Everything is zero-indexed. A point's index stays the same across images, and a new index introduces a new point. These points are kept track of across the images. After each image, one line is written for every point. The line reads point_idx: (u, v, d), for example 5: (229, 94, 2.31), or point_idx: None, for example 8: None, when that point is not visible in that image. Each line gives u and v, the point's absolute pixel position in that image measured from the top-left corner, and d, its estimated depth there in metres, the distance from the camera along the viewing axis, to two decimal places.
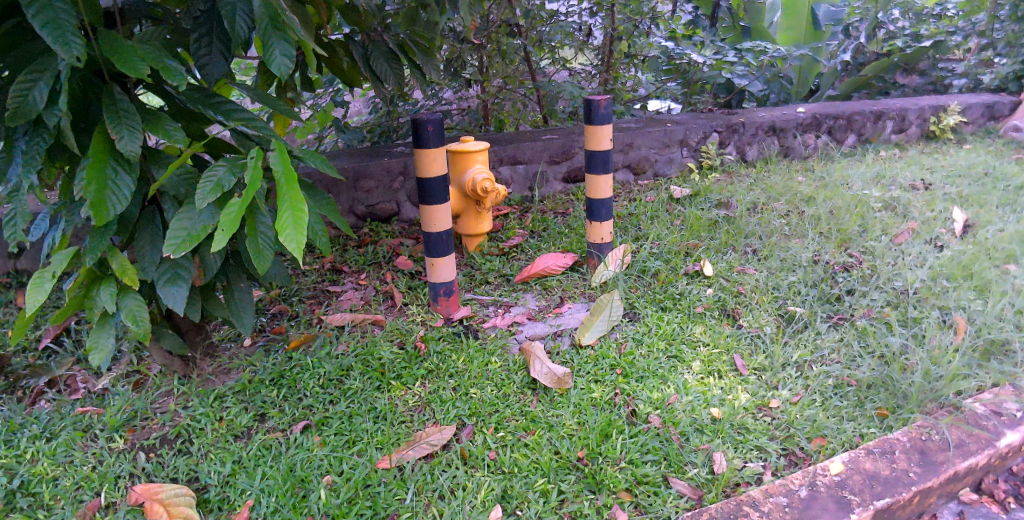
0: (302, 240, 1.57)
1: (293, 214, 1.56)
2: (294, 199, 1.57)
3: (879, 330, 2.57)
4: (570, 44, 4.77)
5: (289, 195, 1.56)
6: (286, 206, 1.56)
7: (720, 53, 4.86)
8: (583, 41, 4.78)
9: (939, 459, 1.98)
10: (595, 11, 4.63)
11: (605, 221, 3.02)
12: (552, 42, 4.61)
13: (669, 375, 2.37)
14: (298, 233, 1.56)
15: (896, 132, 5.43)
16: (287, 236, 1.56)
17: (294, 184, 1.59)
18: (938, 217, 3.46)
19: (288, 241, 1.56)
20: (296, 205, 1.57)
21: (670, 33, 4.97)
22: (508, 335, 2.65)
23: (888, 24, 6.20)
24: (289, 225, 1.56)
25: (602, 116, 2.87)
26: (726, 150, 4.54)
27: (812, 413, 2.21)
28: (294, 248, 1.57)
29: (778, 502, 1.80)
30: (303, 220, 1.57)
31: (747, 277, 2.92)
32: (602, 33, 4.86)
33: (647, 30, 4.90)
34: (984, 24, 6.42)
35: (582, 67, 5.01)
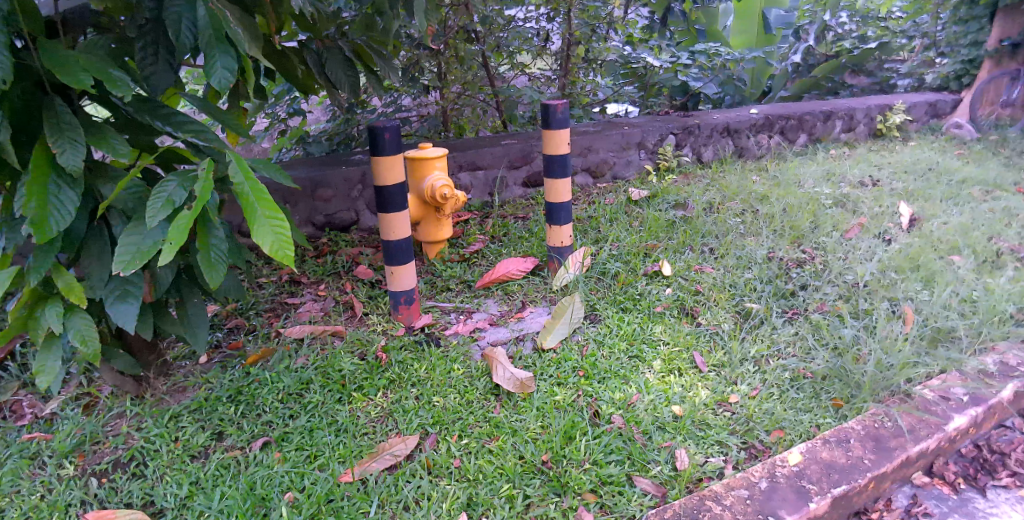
0: (293, 248, 1.55)
1: (273, 225, 1.52)
2: (268, 211, 1.54)
3: (833, 323, 2.64)
4: (530, 50, 4.78)
5: (261, 206, 1.53)
6: (265, 218, 1.53)
7: (675, 57, 5.34)
8: (541, 46, 4.80)
9: (893, 445, 2.03)
10: (553, 17, 4.68)
11: (565, 224, 3.03)
12: (510, 48, 4.58)
13: (630, 375, 2.39)
14: (286, 242, 1.54)
15: (846, 131, 5.59)
16: (275, 248, 1.52)
17: (260, 194, 1.56)
18: (886, 213, 3.58)
19: (278, 251, 1.52)
20: (273, 215, 1.54)
21: (630, 37, 5.16)
22: (470, 342, 2.63)
23: (836, 27, 6.47)
24: (271, 237, 1.52)
25: (559, 121, 2.87)
26: (682, 152, 4.60)
27: (771, 406, 2.25)
28: (286, 257, 1.55)
29: (739, 495, 1.83)
30: (285, 228, 1.54)
31: (704, 276, 2.97)
32: (559, 38, 4.90)
33: (605, 34, 4.98)
34: (927, 25, 6.99)
35: (541, 72, 5.00)
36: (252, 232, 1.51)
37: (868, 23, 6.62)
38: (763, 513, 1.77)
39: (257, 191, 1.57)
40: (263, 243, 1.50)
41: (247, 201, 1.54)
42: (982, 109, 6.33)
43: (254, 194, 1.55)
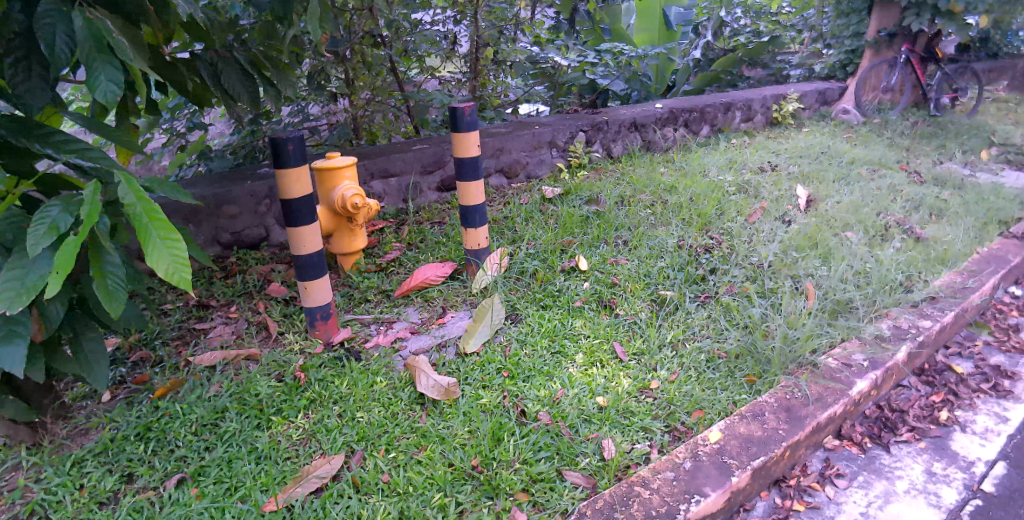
0: (190, 271, 1.47)
1: (168, 248, 1.44)
2: (163, 232, 1.45)
3: (742, 304, 2.75)
4: (437, 53, 4.73)
5: (155, 227, 1.44)
6: (160, 242, 1.43)
7: (583, 56, 5.33)
8: (449, 49, 4.78)
9: (804, 414, 2.16)
10: (460, 19, 4.65)
11: (481, 226, 3.03)
12: (417, 52, 4.55)
13: (553, 371, 2.41)
14: (182, 265, 1.46)
15: (745, 121, 5.87)
16: (170, 273, 1.45)
17: (152, 211, 1.46)
18: (784, 196, 3.79)
19: (173, 276, 1.45)
20: (167, 237, 1.45)
21: (538, 39, 5.19)
22: (392, 353, 2.58)
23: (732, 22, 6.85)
24: (167, 259, 1.44)
25: (468, 123, 2.86)
26: (593, 148, 4.68)
27: (690, 388, 2.32)
28: (183, 281, 1.47)
29: (667, 477, 1.92)
30: (181, 251, 1.46)
31: (619, 268, 3.03)
32: (467, 41, 4.86)
33: (514, 35, 5.00)
34: (814, 19, 7.70)
35: (451, 75, 4.99)
36: (145, 256, 1.42)
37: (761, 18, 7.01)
38: (689, 493, 1.86)
39: (150, 211, 1.46)
40: (157, 268, 1.42)
41: (138, 222, 1.43)
42: (866, 95, 6.87)
43: (147, 215, 1.45)
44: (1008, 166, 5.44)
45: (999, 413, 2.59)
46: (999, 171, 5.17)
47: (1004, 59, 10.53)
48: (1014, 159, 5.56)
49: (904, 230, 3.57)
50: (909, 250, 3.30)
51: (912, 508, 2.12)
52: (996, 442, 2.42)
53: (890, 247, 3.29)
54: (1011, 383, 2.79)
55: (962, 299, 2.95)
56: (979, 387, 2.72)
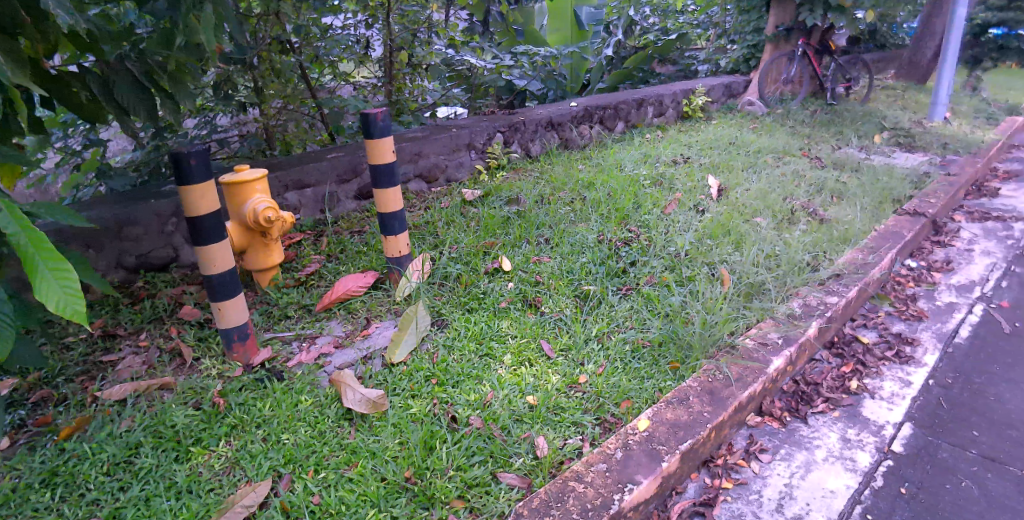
0: (82, 302, 1.38)
1: (57, 278, 1.35)
2: (52, 263, 1.36)
3: (662, 293, 2.83)
4: (350, 58, 4.58)
5: (40, 258, 1.35)
6: (49, 272, 1.35)
7: (498, 59, 5.34)
8: (363, 54, 4.61)
9: (725, 395, 2.25)
10: (372, 23, 4.58)
11: (401, 233, 2.99)
12: (329, 57, 4.37)
13: (482, 374, 2.40)
14: (75, 297, 1.36)
15: (657, 116, 6.05)
16: (61, 306, 1.35)
17: (39, 244, 1.36)
18: (697, 187, 3.93)
19: (66, 309, 1.35)
20: (57, 268, 1.36)
21: (452, 41, 5.14)
22: (317, 369, 2.50)
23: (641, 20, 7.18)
24: (57, 290, 1.35)
25: (381, 129, 2.82)
26: (511, 149, 4.71)
27: (617, 379, 2.37)
28: (76, 313, 1.38)
29: (599, 469, 1.96)
30: (71, 282, 1.37)
31: (542, 266, 3.06)
32: (380, 45, 4.78)
33: (428, 38, 4.94)
34: (718, 16, 8.24)
35: (366, 80, 4.91)
36: (31, 287, 1.33)
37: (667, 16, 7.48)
38: (622, 483, 1.91)
39: (35, 240, 1.35)
40: (47, 301, 1.33)
41: (24, 255, 1.33)
42: (768, 87, 7.23)
43: (31, 244, 1.35)
44: (897, 148, 5.84)
45: (902, 377, 2.77)
46: (890, 153, 5.55)
47: (890, 51, 11.34)
48: (903, 142, 5.99)
49: (808, 213, 3.78)
50: (814, 231, 3.49)
51: (830, 475, 2.23)
52: (900, 405, 2.59)
53: (797, 229, 3.47)
54: (912, 349, 2.99)
55: (863, 274, 3.14)
56: (883, 355, 2.90)
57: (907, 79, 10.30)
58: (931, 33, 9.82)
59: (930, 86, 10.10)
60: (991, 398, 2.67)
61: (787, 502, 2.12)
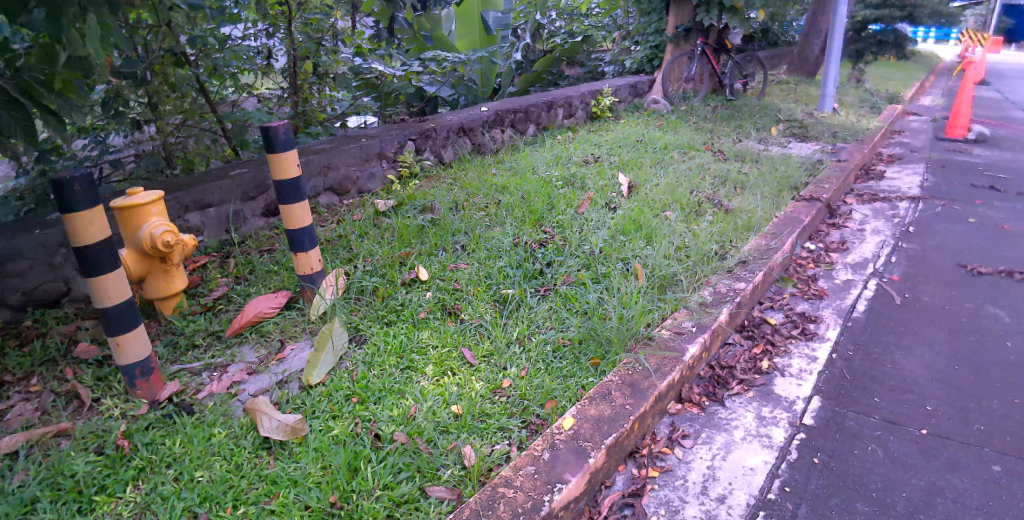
0: None
1: None
2: None
3: (579, 292, 2.89)
4: (252, 69, 4.43)
5: None
6: None
7: (408, 65, 5.14)
8: (265, 65, 4.52)
9: (645, 386, 2.34)
10: (273, 32, 4.44)
11: (312, 249, 2.90)
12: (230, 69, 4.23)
13: (405, 388, 2.37)
14: None
15: (567, 117, 6.17)
16: None
17: None
18: (608, 185, 4.03)
19: None
20: None
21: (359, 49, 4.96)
22: (229, 398, 2.39)
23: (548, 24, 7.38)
24: None
25: (283, 142, 2.72)
26: (423, 157, 4.67)
27: (540, 381, 2.40)
28: None
29: (528, 472, 1.97)
30: None
31: (460, 273, 3.05)
32: (284, 56, 4.63)
33: (333, 46, 4.79)
34: (622, 19, 8.62)
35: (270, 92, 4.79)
36: None
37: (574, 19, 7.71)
38: (551, 483, 1.93)
39: None
40: None
41: None
42: (671, 85, 7.50)
43: None
44: (792, 138, 6.20)
45: (807, 354, 2.94)
46: (785, 144, 5.89)
47: (781, 47, 12.06)
48: (796, 132, 6.36)
49: (714, 204, 3.94)
50: (720, 221, 3.65)
51: (749, 453, 2.33)
52: (808, 381, 2.74)
53: (704, 221, 3.62)
54: (815, 326, 3.17)
55: (767, 259, 3.31)
56: (789, 334, 3.07)
57: (798, 73, 11.00)
58: (818, 30, 10.57)
59: (818, 79, 10.84)
60: (887, 366, 2.87)
61: (711, 484, 2.19)
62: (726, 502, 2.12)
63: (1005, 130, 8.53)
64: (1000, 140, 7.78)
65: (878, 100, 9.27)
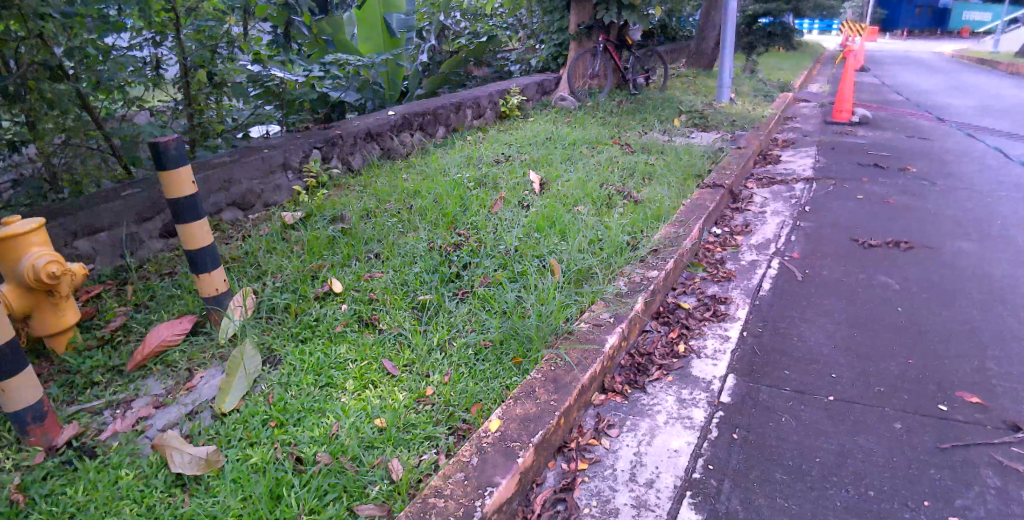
0: None
1: None
2: None
3: (497, 292, 2.90)
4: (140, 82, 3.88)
5: None
6: None
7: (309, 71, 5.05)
8: (155, 76, 3.95)
9: (568, 380, 2.37)
10: (160, 42, 3.93)
11: (216, 269, 2.74)
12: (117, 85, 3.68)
13: (325, 406, 2.28)
14: None
15: (476, 118, 6.17)
16: None
17: None
18: (520, 184, 4.08)
19: None
20: None
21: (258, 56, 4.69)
22: (136, 436, 2.22)
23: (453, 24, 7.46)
24: None
25: (174, 158, 2.55)
26: (330, 165, 4.53)
27: (464, 385, 2.38)
28: None
29: (457, 479, 1.93)
30: None
31: (375, 283, 2.99)
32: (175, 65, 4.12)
33: (230, 54, 4.35)
34: (525, 19, 8.82)
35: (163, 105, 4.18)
36: None
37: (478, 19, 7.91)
38: (482, 488, 1.90)
39: None
40: None
41: None
42: (577, 82, 7.64)
43: None
44: (694, 128, 6.46)
45: (720, 334, 3.06)
46: (688, 134, 6.12)
47: (679, 42, 12.57)
48: (698, 123, 6.63)
49: (624, 196, 4.04)
50: (630, 212, 3.75)
51: (672, 435, 2.39)
52: (723, 360, 2.85)
53: (615, 213, 3.71)
54: (725, 307, 3.31)
55: (677, 246, 3.43)
56: (702, 317, 3.18)
57: (696, 66, 11.51)
58: (711, 23, 11.08)
59: (714, 71, 11.37)
60: (793, 339, 3.03)
61: (639, 470, 2.23)
62: (654, 486, 2.16)
63: (883, 112, 9.23)
64: (878, 121, 8.40)
65: (770, 89, 9.82)
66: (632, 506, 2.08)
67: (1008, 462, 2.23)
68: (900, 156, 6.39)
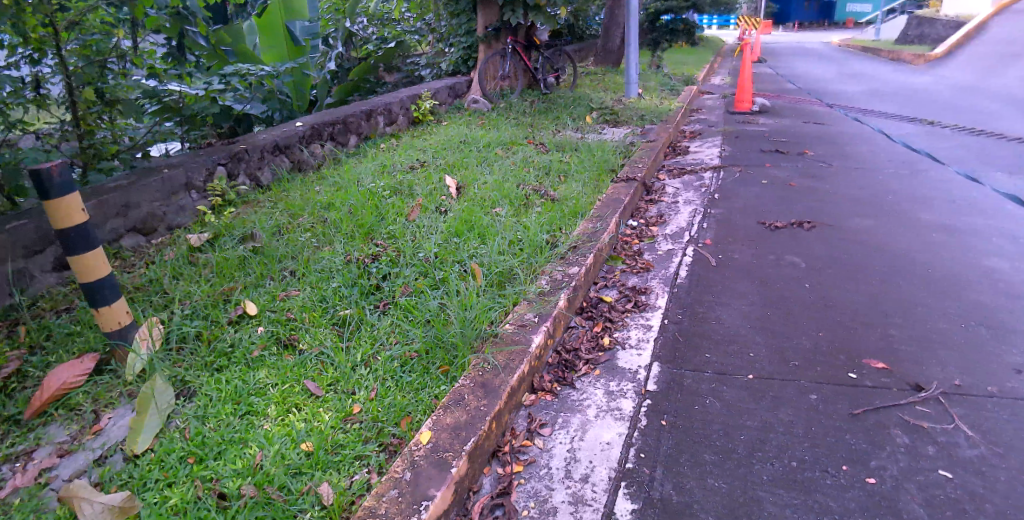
0: None
1: None
2: None
3: (419, 300, 2.86)
4: (20, 103, 3.48)
5: None
6: None
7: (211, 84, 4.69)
8: (37, 98, 3.58)
9: (497, 384, 2.37)
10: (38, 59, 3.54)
11: (117, 301, 2.55)
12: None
13: (246, 435, 2.16)
14: None
15: (389, 124, 6.08)
16: None
17: None
18: (436, 189, 4.06)
19: None
20: None
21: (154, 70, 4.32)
22: (38, 490, 2.02)
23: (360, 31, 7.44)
24: None
25: (61, 186, 2.35)
26: (237, 182, 4.33)
27: (392, 398, 2.33)
28: None
29: (391, 497, 1.88)
30: None
31: (292, 301, 2.88)
32: (59, 83, 3.69)
33: (122, 70, 3.95)
34: (432, 23, 8.81)
35: (50, 127, 3.83)
36: None
37: (385, 25, 7.85)
38: (417, 502, 1.86)
39: None
40: None
41: None
42: (488, 84, 7.66)
43: None
44: (605, 124, 6.61)
45: (643, 324, 3.13)
46: (600, 130, 6.26)
47: (586, 40, 12.86)
48: (609, 119, 6.78)
49: (541, 195, 4.07)
50: (547, 211, 3.79)
51: (604, 428, 2.42)
52: (646, 349, 2.92)
53: (533, 212, 3.74)
54: (646, 297, 3.39)
55: (595, 241, 3.49)
56: (624, 309, 3.25)
57: (604, 63, 11.81)
58: (616, 22, 11.41)
59: (622, 67, 11.70)
60: (711, 322, 3.14)
61: (574, 466, 2.24)
62: (590, 481, 2.17)
63: (778, 100, 9.76)
64: (775, 109, 8.88)
65: (675, 82, 10.19)
66: (570, 503, 2.08)
67: (914, 420, 2.38)
68: (798, 141, 6.77)
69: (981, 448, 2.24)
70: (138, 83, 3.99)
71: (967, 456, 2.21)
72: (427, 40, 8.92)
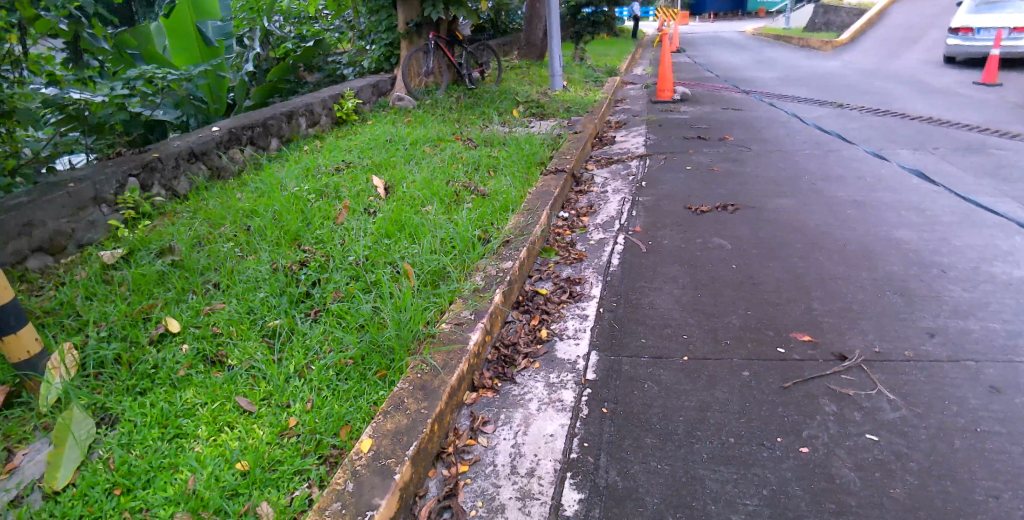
0: None
1: None
2: None
3: (351, 305, 2.79)
4: None
5: None
6: None
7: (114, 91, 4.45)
8: None
9: (436, 385, 2.34)
10: None
11: (23, 328, 2.28)
12: None
13: (176, 460, 2.04)
14: None
15: (311, 126, 5.91)
16: None
17: None
18: (363, 190, 3.97)
19: None
20: None
21: (53, 77, 3.95)
22: None
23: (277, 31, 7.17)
24: None
25: None
26: (151, 193, 4.10)
27: (329, 408, 2.26)
28: None
29: (335, 510, 1.82)
30: None
31: (217, 315, 2.75)
32: None
33: (17, 77, 3.60)
34: (353, 20, 8.65)
35: None
36: None
37: (303, 23, 7.61)
38: (362, 513, 1.81)
39: None
40: None
41: None
42: (412, 81, 7.55)
43: None
44: (533, 118, 6.65)
45: (580, 314, 3.16)
46: (527, 123, 6.27)
47: (510, 35, 12.93)
48: (535, 112, 6.82)
49: (471, 191, 4.04)
50: (478, 206, 3.79)
51: (546, 421, 2.43)
52: (584, 338, 2.95)
53: (463, 208, 3.72)
54: (581, 287, 3.43)
55: (527, 234, 3.51)
56: (560, 300, 3.27)
57: (528, 57, 11.91)
58: (538, 16, 11.51)
59: (547, 61, 11.85)
60: (645, 307, 3.20)
61: (519, 461, 2.24)
62: (536, 475, 2.17)
63: (698, 88, 10.06)
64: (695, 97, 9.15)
65: (598, 74, 10.37)
66: (518, 498, 2.08)
67: (841, 389, 2.50)
68: (717, 127, 7.00)
69: (902, 410, 2.37)
70: (36, 92, 3.64)
71: (891, 418, 2.34)
72: (348, 37, 8.73)
